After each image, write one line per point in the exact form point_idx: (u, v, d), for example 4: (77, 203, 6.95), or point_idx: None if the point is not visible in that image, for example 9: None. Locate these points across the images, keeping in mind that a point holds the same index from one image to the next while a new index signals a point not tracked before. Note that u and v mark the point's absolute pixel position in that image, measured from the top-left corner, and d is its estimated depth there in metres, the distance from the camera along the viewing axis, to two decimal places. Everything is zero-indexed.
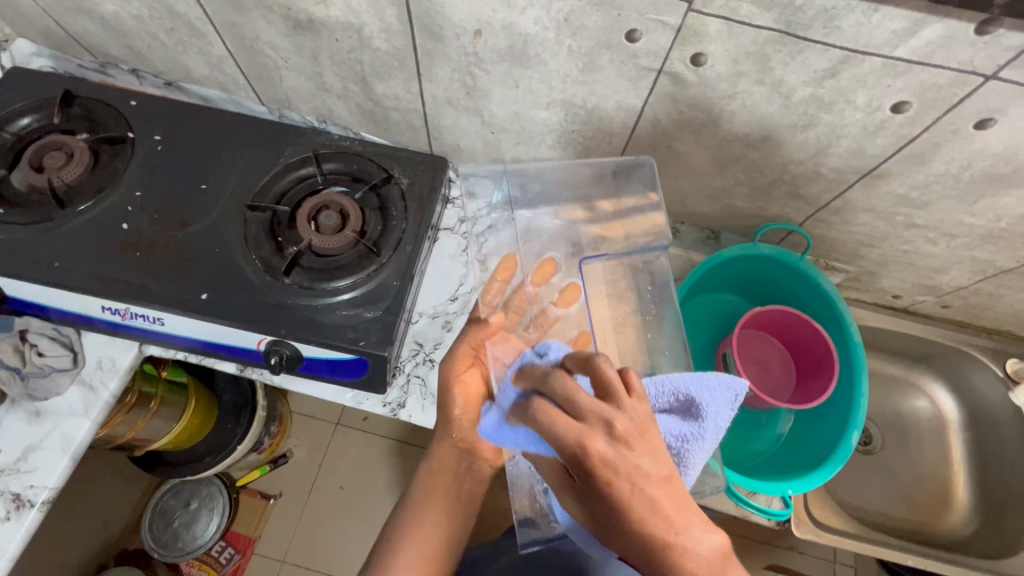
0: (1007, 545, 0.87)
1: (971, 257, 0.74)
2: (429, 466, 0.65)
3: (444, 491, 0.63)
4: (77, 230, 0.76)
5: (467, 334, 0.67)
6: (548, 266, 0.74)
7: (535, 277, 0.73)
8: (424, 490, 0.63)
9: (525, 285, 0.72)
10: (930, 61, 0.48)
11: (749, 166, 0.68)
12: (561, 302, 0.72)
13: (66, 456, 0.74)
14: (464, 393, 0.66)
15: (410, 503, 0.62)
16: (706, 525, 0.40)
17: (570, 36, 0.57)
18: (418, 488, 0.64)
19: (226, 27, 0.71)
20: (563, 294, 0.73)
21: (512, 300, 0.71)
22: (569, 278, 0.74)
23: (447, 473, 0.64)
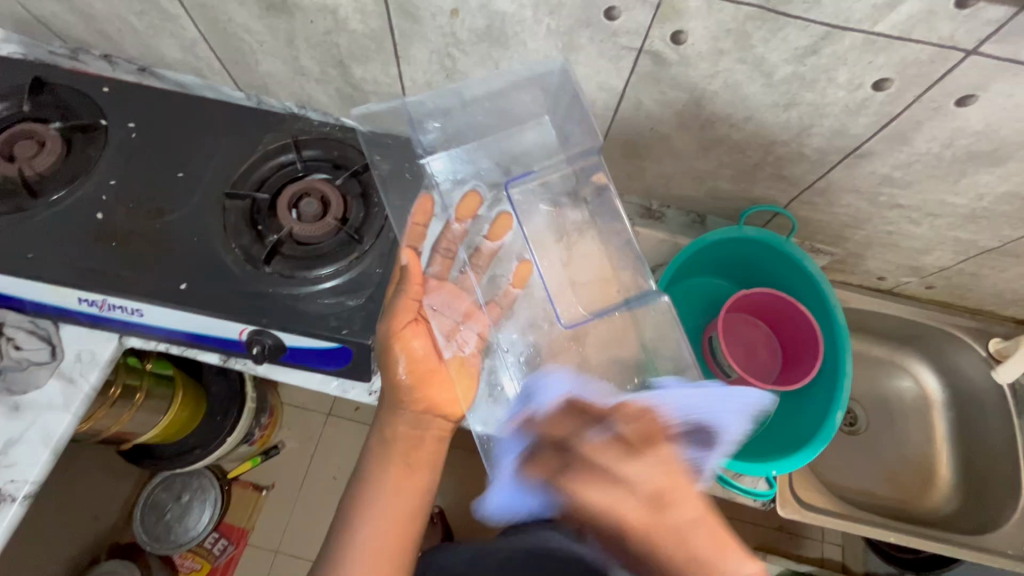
0: (988, 520, 0.88)
1: (954, 237, 0.74)
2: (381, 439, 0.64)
3: (400, 462, 0.63)
4: (51, 221, 0.74)
5: (403, 290, 0.63)
6: (471, 199, 0.73)
7: (461, 212, 0.73)
8: (376, 463, 0.63)
9: (452, 222, 0.73)
10: (911, 37, 0.48)
11: (733, 147, 0.67)
12: (492, 235, 0.74)
13: (46, 450, 0.73)
14: (404, 352, 0.63)
15: (365, 478, 0.62)
16: (744, 558, 0.50)
17: (548, 14, 0.55)
18: (372, 459, 0.63)
19: (198, 9, 0.69)
20: (494, 224, 0.74)
21: (439, 241, 0.72)
22: (496, 208, 0.74)
23: (400, 443, 0.64)
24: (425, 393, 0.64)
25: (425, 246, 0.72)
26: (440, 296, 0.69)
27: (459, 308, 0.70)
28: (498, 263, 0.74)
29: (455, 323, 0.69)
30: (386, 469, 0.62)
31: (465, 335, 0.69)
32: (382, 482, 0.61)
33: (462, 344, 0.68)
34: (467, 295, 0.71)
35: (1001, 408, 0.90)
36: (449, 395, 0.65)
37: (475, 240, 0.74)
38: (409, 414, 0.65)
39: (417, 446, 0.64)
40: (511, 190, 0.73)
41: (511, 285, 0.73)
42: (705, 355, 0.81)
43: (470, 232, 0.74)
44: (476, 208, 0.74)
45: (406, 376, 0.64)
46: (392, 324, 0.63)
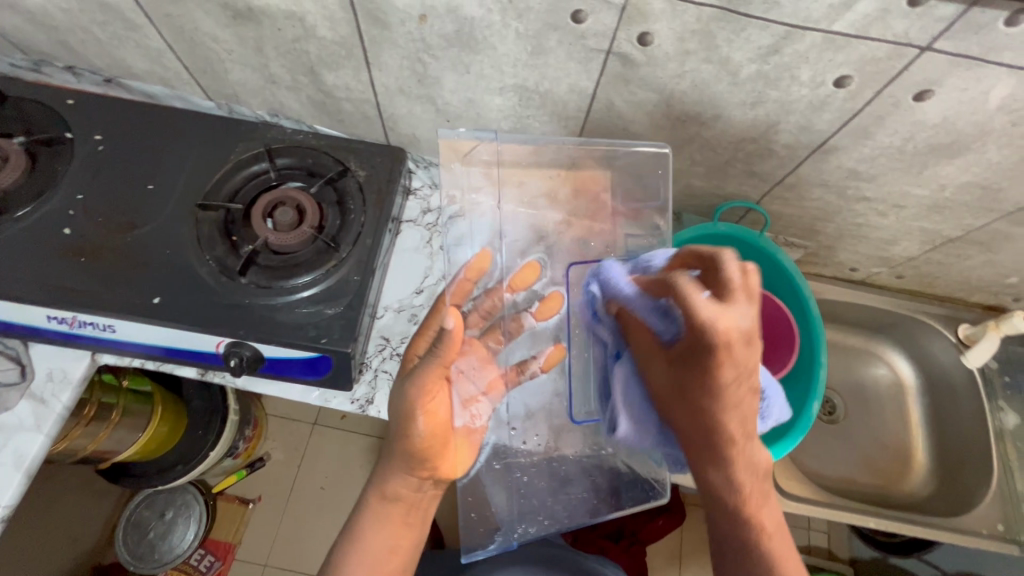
0: (964, 501, 0.90)
1: (920, 228, 0.76)
2: (381, 497, 0.70)
3: (397, 519, 0.70)
4: (16, 239, 0.72)
5: (438, 356, 0.65)
6: (526, 271, 0.75)
7: (515, 282, 0.74)
8: (377, 515, 0.70)
9: (503, 287, 0.74)
10: (867, 35, 0.49)
11: (704, 145, 0.68)
12: (541, 312, 0.76)
13: (19, 473, 0.71)
14: (431, 423, 0.67)
15: (363, 527, 0.70)
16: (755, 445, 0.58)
17: (516, 18, 0.56)
18: (369, 516, 0.70)
19: (163, 19, 0.68)
20: (545, 302, 0.76)
21: (482, 302, 0.72)
22: (550, 286, 0.76)
23: (399, 503, 0.70)
24: (431, 462, 0.69)
25: (467, 305, 0.71)
26: (470, 361, 0.71)
27: (485, 377, 0.73)
28: (533, 338, 0.76)
29: (476, 393, 0.73)
30: (386, 522, 0.70)
31: (479, 407, 0.73)
32: (381, 533, 0.69)
33: (474, 417, 0.73)
34: (496, 365, 0.75)
35: (971, 393, 0.93)
36: (449, 463, 0.71)
37: (522, 311, 0.75)
38: (410, 480, 0.70)
39: (413, 508, 0.71)
40: (571, 272, 0.75)
41: (540, 367, 0.76)
42: None
43: (518, 305, 0.75)
44: (531, 281, 0.75)
45: (421, 444, 0.67)
46: (423, 395, 0.65)
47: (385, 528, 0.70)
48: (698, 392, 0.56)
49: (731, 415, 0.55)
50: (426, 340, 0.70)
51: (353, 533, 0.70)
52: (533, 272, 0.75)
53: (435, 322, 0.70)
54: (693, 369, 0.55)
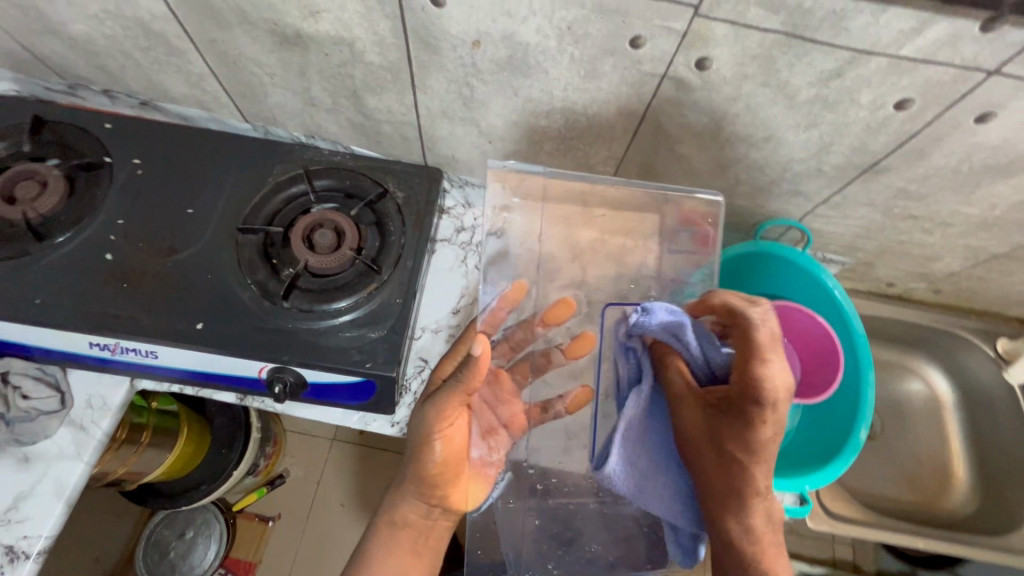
0: (1008, 520, 0.89)
1: (965, 244, 0.76)
2: (391, 520, 0.73)
3: (408, 547, 0.73)
4: (57, 264, 0.72)
5: (461, 381, 0.65)
6: (561, 307, 0.74)
7: (548, 317, 0.74)
8: (387, 540, 0.72)
9: (535, 322, 0.74)
10: (934, 60, 0.48)
11: (751, 165, 0.68)
12: (571, 350, 0.74)
13: (60, 503, 0.70)
14: (446, 449, 0.69)
15: (372, 551, 0.72)
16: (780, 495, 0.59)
17: (572, 44, 0.55)
18: (378, 539, 0.72)
19: (208, 44, 0.68)
20: (574, 341, 0.74)
21: (512, 332, 0.73)
22: (585, 324, 0.74)
23: (408, 528, 0.73)
24: (440, 489, 0.72)
25: (497, 334, 0.71)
26: (491, 393, 0.73)
27: (508, 411, 0.74)
28: (562, 377, 0.75)
29: (496, 424, 0.74)
30: (395, 548, 0.72)
31: (499, 440, 0.74)
32: (391, 561, 0.71)
33: (491, 449, 0.74)
34: (522, 400, 0.74)
35: (1011, 409, 0.92)
36: (458, 494, 0.73)
37: (551, 346, 0.74)
38: (421, 506, 0.73)
39: (421, 535, 0.74)
40: (607, 311, 0.72)
41: (566, 409, 0.73)
42: None
43: (549, 339, 0.75)
44: (564, 317, 0.74)
45: (434, 469, 0.70)
46: (441, 420, 0.67)
47: (395, 552, 0.72)
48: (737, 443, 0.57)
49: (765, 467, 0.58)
50: (451, 359, 0.69)
51: (362, 554, 0.72)
52: (568, 309, 0.74)
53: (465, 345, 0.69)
54: (741, 422, 0.56)
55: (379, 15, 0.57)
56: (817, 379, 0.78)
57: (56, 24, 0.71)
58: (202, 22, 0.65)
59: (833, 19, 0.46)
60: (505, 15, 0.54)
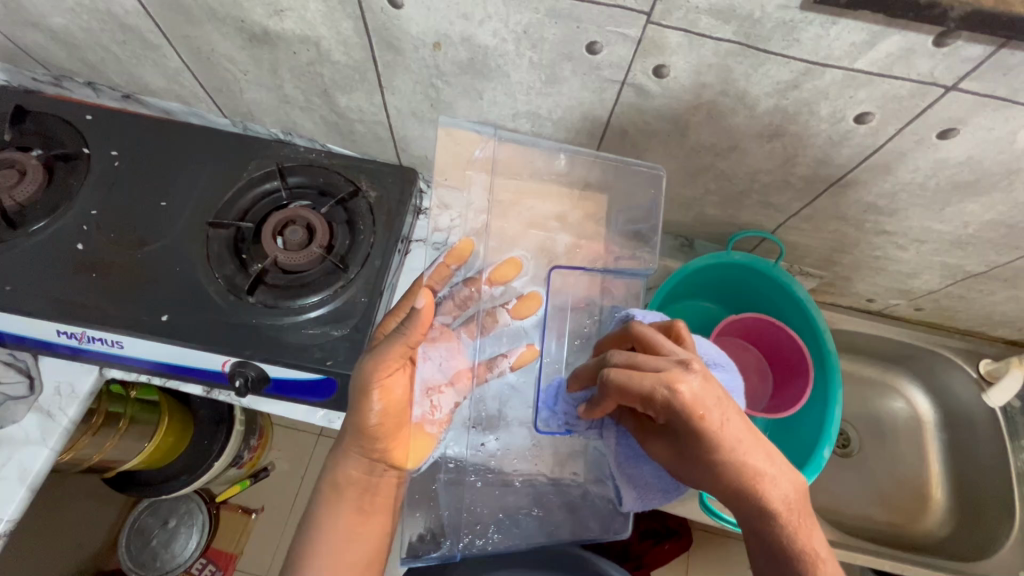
0: (983, 545, 0.87)
1: (941, 262, 0.74)
2: (332, 478, 0.66)
3: (354, 507, 0.66)
4: (30, 252, 0.73)
5: (404, 334, 0.60)
6: (507, 267, 0.69)
7: (495, 275, 0.69)
8: (331, 504, 0.66)
9: (481, 279, 0.69)
10: (890, 73, 0.47)
11: (719, 175, 0.67)
12: (517, 310, 0.70)
13: (22, 487, 0.71)
14: (385, 400, 0.63)
15: (321, 513, 0.66)
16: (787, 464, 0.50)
17: (530, 48, 0.55)
18: (323, 503, 0.66)
19: (181, 40, 0.68)
20: (520, 301, 0.70)
21: (459, 290, 0.68)
22: (529, 285, 0.71)
23: (352, 487, 0.67)
24: (381, 443, 0.66)
25: (443, 291, 0.66)
26: (442, 349, 0.68)
27: (453, 366, 0.68)
28: (505, 334, 0.71)
29: (442, 381, 0.68)
30: (339, 510, 0.66)
31: (442, 398, 0.69)
32: (336, 523, 0.65)
33: (435, 408, 0.68)
34: (466, 357, 0.69)
35: (992, 432, 0.90)
36: (400, 450, 0.67)
37: (497, 306, 0.70)
38: (363, 461, 0.67)
39: (368, 492, 0.68)
40: (553, 274, 0.70)
41: (510, 366, 0.70)
42: None
43: (495, 299, 0.70)
44: (511, 277, 0.70)
45: (376, 423, 0.64)
46: (380, 371, 0.60)
47: (339, 514, 0.66)
48: (700, 454, 0.50)
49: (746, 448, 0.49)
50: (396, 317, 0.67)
51: (309, 525, 0.66)
52: (515, 268, 0.70)
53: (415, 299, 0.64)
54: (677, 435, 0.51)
55: (341, 15, 0.58)
56: (785, 396, 0.77)
57: (37, 16, 0.72)
58: (174, 18, 0.65)
59: (785, 30, 0.46)
60: (462, 18, 0.54)
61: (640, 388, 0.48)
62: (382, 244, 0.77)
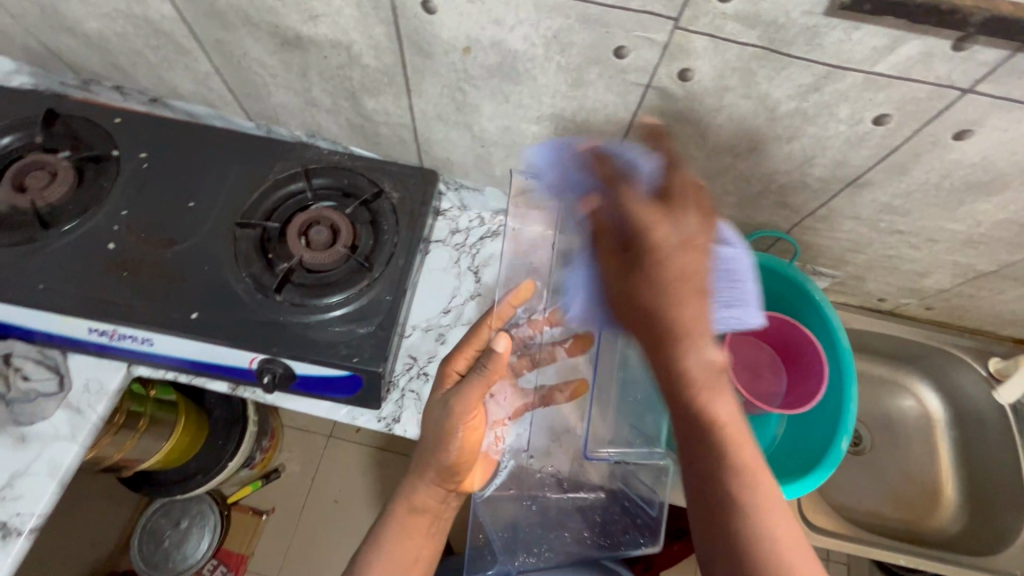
0: (995, 541, 0.89)
1: (953, 261, 0.76)
2: (407, 506, 0.69)
3: (421, 528, 0.69)
4: (62, 251, 0.75)
5: (484, 376, 0.62)
6: (576, 344, 0.75)
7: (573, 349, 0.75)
8: (401, 528, 0.68)
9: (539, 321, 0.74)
10: (908, 76, 0.49)
11: (737, 176, 0.69)
12: (571, 348, 0.76)
13: (53, 482, 0.72)
14: (465, 440, 0.66)
15: (384, 536, 0.68)
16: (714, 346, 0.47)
17: (558, 52, 0.57)
18: (393, 527, 0.69)
19: (214, 44, 0.70)
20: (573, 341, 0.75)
21: (523, 328, 0.74)
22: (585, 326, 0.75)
23: (424, 512, 0.69)
24: (460, 475, 0.68)
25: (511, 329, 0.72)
26: (507, 388, 0.76)
27: (511, 403, 0.76)
28: (558, 371, 0.78)
29: (502, 416, 0.76)
30: (409, 535, 0.68)
31: (502, 429, 0.76)
32: (406, 545, 0.68)
33: (497, 438, 0.76)
34: (523, 391, 0.77)
35: (1003, 429, 0.91)
36: (471, 476, 0.72)
37: (551, 344, 0.76)
38: (436, 490, 0.69)
39: (437, 516, 0.71)
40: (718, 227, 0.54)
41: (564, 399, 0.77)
42: None
43: (552, 337, 0.76)
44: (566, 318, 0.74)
45: (454, 459, 0.66)
46: (465, 413, 0.64)
47: (409, 540, 0.68)
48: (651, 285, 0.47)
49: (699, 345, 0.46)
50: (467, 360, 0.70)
51: (373, 544, 0.68)
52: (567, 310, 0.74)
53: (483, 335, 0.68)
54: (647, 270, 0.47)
55: (375, 20, 0.60)
56: (799, 392, 0.79)
57: (72, 21, 0.74)
58: (208, 23, 0.67)
59: (808, 35, 0.48)
60: (494, 23, 0.56)
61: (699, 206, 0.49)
62: (404, 244, 0.79)
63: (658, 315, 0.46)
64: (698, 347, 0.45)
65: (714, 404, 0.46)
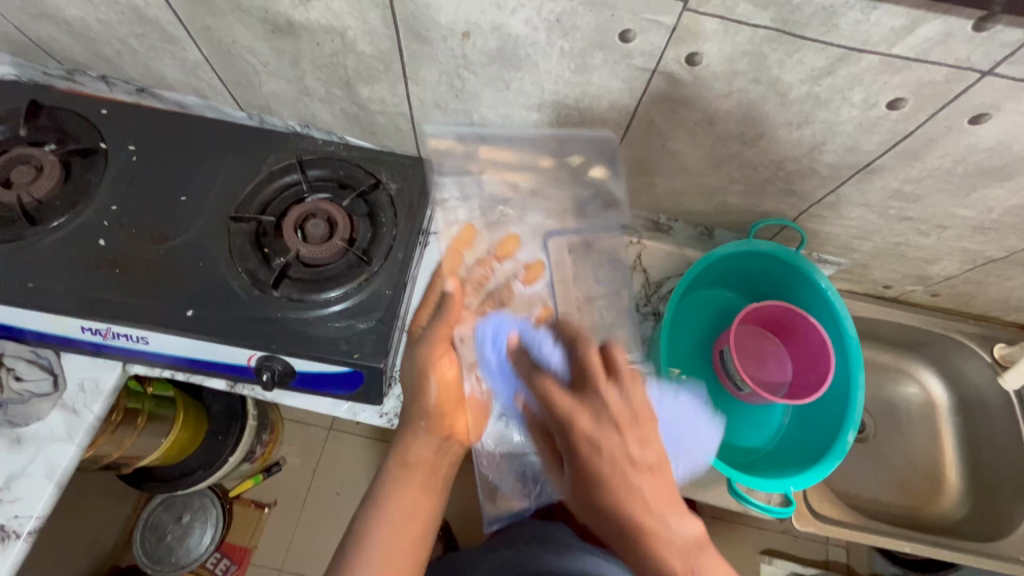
0: (1000, 526, 0.89)
1: (962, 248, 0.75)
2: (399, 460, 0.66)
3: (417, 488, 0.64)
4: (52, 248, 0.73)
5: (443, 316, 0.69)
6: (535, 268, 0.76)
7: (499, 252, 0.76)
8: (397, 484, 0.64)
9: (490, 257, 0.76)
10: (926, 58, 0.48)
11: (743, 163, 0.67)
12: (526, 279, 0.75)
13: (51, 483, 0.71)
14: (439, 382, 0.68)
15: (379, 497, 0.64)
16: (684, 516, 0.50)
17: (561, 37, 0.55)
18: (387, 484, 0.64)
19: (202, 32, 0.68)
20: (527, 271, 0.76)
21: (473, 272, 0.75)
22: (534, 254, 0.77)
23: (420, 469, 0.65)
24: (448, 420, 0.68)
25: (462, 273, 0.75)
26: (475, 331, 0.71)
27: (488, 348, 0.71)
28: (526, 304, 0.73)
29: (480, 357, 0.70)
30: (405, 490, 0.64)
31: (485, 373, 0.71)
32: (403, 500, 0.63)
33: (482, 381, 0.70)
34: None
35: (1006, 415, 0.91)
36: (462, 424, 0.69)
37: (508, 278, 0.75)
38: (430, 439, 0.67)
39: (435, 473, 0.66)
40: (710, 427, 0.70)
41: None
42: (718, 371, 0.80)
43: (506, 271, 0.76)
44: (514, 250, 0.77)
45: (434, 401, 0.68)
46: (432, 358, 0.67)
47: (405, 494, 0.64)
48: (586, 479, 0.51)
49: (640, 480, 0.50)
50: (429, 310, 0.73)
51: (369, 506, 0.63)
52: (539, 269, 0.76)
53: (438, 290, 0.73)
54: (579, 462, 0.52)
55: (369, 4, 0.57)
56: (805, 381, 0.78)
57: (53, 8, 0.71)
58: (195, 9, 0.65)
59: (823, 16, 0.46)
60: (495, 6, 0.53)
61: (566, 409, 0.53)
62: (402, 236, 0.77)
63: (627, 512, 0.49)
64: (668, 524, 0.49)
65: (701, 559, 0.49)
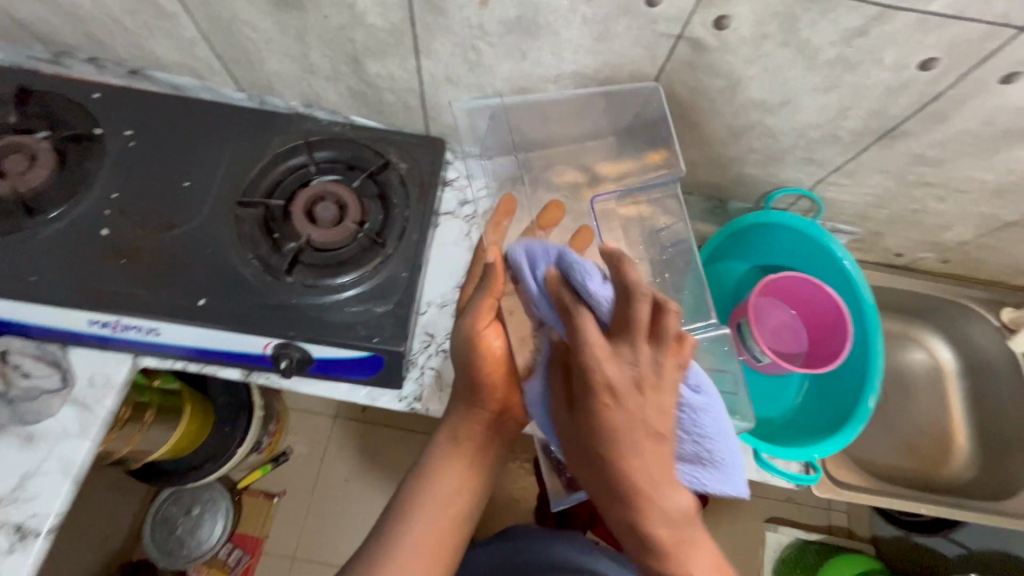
0: (1008, 486, 0.91)
1: (978, 213, 0.75)
2: (448, 438, 0.64)
3: (466, 463, 0.62)
4: (53, 239, 0.70)
5: (487, 288, 0.62)
6: (553, 209, 0.68)
7: (501, 210, 0.68)
8: (443, 460, 0.62)
9: (534, 228, 0.66)
10: (963, 15, 0.47)
11: (765, 132, 0.66)
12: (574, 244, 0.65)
13: (67, 481, 0.69)
14: (489, 359, 0.62)
15: (428, 472, 0.62)
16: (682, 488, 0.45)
17: (585, 2, 0.53)
18: (433, 457, 0.63)
19: (201, 6, 0.65)
20: (573, 237, 0.66)
21: (515, 245, 0.67)
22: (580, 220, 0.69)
23: (467, 443, 0.63)
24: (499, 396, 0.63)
25: (505, 246, 0.68)
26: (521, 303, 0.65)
27: None
28: None
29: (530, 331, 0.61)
30: (452, 466, 0.62)
31: None
32: (449, 477, 0.61)
33: None
34: None
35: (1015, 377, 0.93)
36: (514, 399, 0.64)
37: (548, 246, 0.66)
38: (482, 416, 0.64)
39: (485, 448, 0.64)
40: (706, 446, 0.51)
41: None
42: (735, 343, 0.80)
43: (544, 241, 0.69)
44: (555, 220, 0.68)
45: (483, 379, 0.62)
46: (476, 327, 0.62)
47: (453, 472, 0.62)
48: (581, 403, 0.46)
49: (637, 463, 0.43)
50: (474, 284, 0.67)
51: (415, 482, 0.62)
52: (557, 209, 0.68)
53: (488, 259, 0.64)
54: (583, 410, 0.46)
55: None
56: (823, 351, 0.79)
57: None
58: None
59: None
60: None
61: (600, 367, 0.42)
62: (415, 217, 0.75)
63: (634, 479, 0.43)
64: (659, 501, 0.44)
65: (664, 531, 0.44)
